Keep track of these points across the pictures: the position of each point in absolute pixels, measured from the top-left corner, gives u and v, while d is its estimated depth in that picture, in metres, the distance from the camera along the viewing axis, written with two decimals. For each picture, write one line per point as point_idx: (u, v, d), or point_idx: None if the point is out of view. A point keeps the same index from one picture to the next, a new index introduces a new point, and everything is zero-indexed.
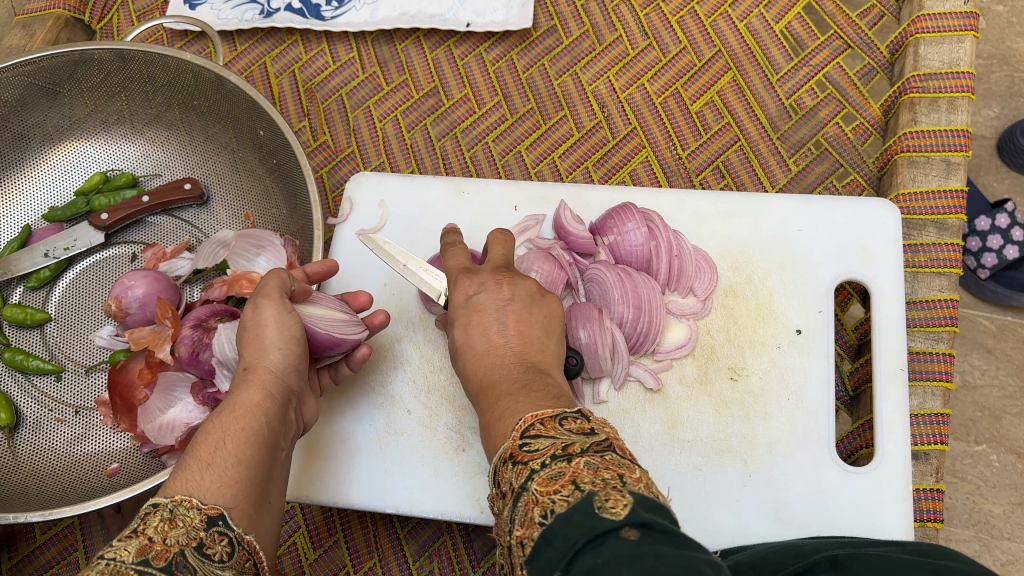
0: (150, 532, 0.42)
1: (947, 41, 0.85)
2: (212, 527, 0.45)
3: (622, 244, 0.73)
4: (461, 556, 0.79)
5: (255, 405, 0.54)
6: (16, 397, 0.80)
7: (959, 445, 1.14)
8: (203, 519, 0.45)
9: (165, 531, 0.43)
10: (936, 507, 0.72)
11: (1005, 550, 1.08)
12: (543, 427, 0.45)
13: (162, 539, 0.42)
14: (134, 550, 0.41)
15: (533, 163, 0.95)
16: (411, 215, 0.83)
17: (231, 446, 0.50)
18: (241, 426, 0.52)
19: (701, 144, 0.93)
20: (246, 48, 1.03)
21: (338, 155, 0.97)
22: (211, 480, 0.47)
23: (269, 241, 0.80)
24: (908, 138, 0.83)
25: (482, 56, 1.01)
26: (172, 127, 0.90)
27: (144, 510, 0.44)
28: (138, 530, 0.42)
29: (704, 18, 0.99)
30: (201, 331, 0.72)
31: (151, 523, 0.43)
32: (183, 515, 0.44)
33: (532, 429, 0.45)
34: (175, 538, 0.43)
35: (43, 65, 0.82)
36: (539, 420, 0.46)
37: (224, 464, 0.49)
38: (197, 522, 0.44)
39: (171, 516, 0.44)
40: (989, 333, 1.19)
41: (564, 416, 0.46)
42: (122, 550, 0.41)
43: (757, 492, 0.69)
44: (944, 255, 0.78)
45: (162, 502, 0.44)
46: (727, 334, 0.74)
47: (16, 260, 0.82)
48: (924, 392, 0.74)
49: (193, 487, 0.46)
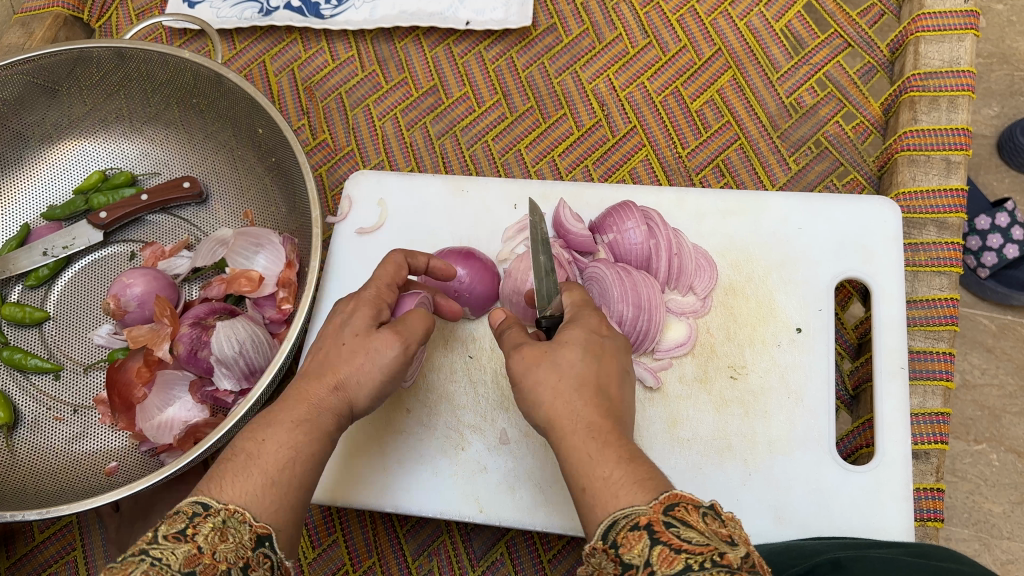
0: (199, 539, 0.43)
1: (947, 40, 0.84)
2: (260, 547, 0.45)
3: (621, 242, 0.73)
4: (461, 555, 0.79)
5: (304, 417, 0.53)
6: (14, 396, 0.80)
7: (959, 444, 1.14)
8: (253, 537, 0.45)
9: (215, 542, 0.43)
10: (935, 506, 0.71)
11: (1005, 548, 1.08)
12: (685, 514, 0.42)
13: (211, 551, 0.42)
14: (181, 558, 0.41)
15: (532, 161, 0.95)
16: (411, 214, 0.83)
17: (291, 466, 0.50)
18: (300, 442, 0.51)
19: (701, 143, 0.93)
20: (245, 46, 1.03)
21: (337, 153, 0.97)
22: (270, 498, 0.47)
23: (269, 239, 0.80)
24: (908, 137, 0.82)
25: (482, 55, 1.00)
26: (171, 126, 0.90)
27: (196, 513, 0.44)
28: (188, 533, 0.43)
29: (705, 17, 0.99)
30: (199, 330, 0.75)
31: (203, 529, 0.43)
32: (234, 529, 0.44)
33: (675, 510, 0.42)
34: (223, 550, 0.43)
35: (42, 63, 0.82)
36: (680, 501, 0.42)
37: (280, 485, 0.48)
38: (246, 539, 0.44)
39: (222, 526, 0.44)
40: (989, 332, 1.19)
41: (705, 509, 0.43)
42: (169, 551, 0.42)
43: (757, 491, 0.69)
44: (943, 254, 0.78)
45: (216, 509, 0.45)
46: (727, 333, 0.74)
47: (15, 259, 0.82)
48: (924, 391, 0.74)
49: (251, 501, 0.46)
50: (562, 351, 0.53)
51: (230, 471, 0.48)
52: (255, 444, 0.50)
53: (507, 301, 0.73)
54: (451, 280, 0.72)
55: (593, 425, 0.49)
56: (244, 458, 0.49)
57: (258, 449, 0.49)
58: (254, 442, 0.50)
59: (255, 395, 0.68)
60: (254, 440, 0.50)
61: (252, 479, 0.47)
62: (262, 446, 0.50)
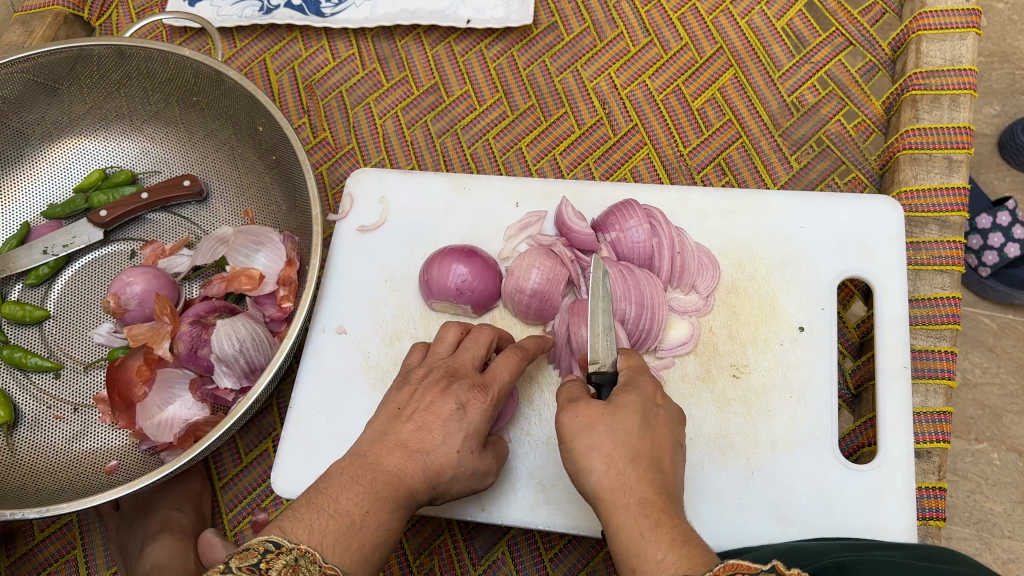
0: (275, 575, 0.44)
1: (949, 38, 0.84)
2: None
3: (624, 240, 0.72)
4: (462, 554, 0.79)
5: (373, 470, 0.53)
6: (14, 395, 0.80)
7: (960, 444, 1.14)
8: None
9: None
10: (938, 505, 0.71)
11: (1005, 548, 1.08)
12: None
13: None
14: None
15: (533, 160, 0.95)
16: (412, 212, 0.83)
17: (382, 543, 0.51)
18: (393, 520, 0.52)
19: (702, 141, 0.93)
20: (245, 44, 1.03)
21: (338, 151, 0.97)
22: (344, 550, 0.48)
23: (269, 238, 0.80)
24: (911, 135, 0.82)
25: (483, 53, 1.00)
26: (172, 124, 0.89)
27: (268, 548, 0.46)
28: (265, 569, 0.44)
29: (706, 15, 0.99)
30: (200, 327, 0.75)
31: (275, 564, 0.45)
32: (305, 567, 0.46)
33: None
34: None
35: (42, 61, 0.81)
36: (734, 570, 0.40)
37: (368, 561, 0.49)
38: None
39: (294, 566, 0.46)
40: (990, 331, 1.19)
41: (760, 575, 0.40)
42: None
43: (760, 490, 0.69)
44: (946, 252, 0.77)
45: (288, 547, 0.46)
46: (729, 331, 0.74)
47: (15, 257, 0.82)
48: (926, 389, 0.74)
49: (326, 550, 0.47)
50: (619, 415, 0.51)
51: (329, 528, 0.48)
52: (358, 510, 0.50)
53: (509, 299, 0.73)
54: (452, 278, 0.72)
55: (647, 501, 0.46)
56: (346, 525, 0.49)
57: (362, 519, 0.50)
58: (357, 507, 0.50)
59: (255, 393, 0.68)
60: (359, 505, 0.50)
61: (350, 552, 0.48)
62: (365, 516, 0.50)
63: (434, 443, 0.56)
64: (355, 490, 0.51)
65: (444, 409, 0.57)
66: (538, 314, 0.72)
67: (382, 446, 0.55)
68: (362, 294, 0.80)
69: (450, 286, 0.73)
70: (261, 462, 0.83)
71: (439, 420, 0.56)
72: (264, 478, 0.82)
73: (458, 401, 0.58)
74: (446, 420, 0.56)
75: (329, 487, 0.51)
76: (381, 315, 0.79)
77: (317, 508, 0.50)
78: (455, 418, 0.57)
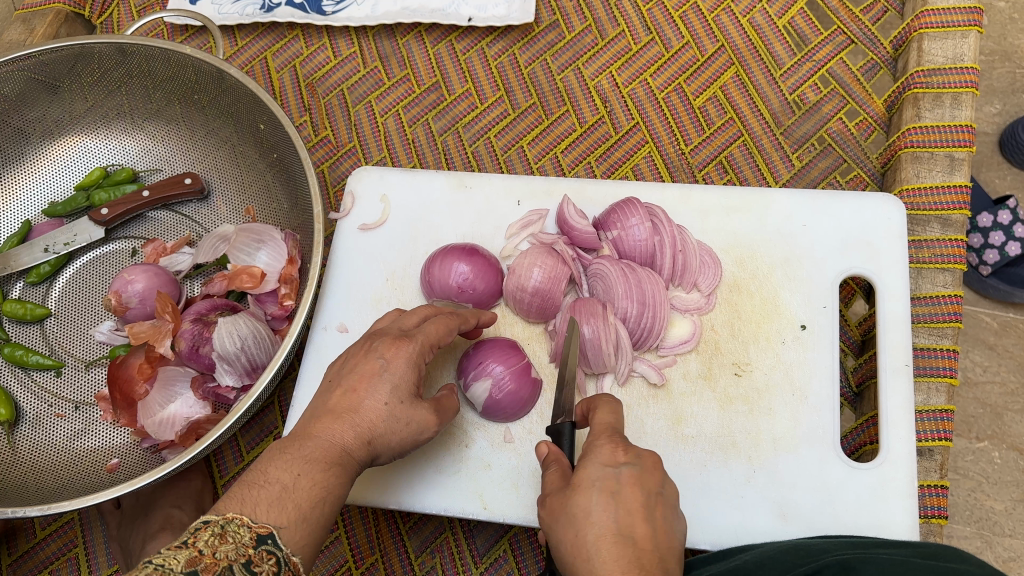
0: (201, 545, 0.44)
1: (951, 36, 0.84)
2: (261, 545, 0.47)
3: (626, 238, 0.72)
4: (462, 551, 0.79)
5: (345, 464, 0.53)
6: (16, 393, 0.80)
7: (961, 442, 1.14)
8: (253, 536, 0.47)
9: (216, 545, 0.45)
10: (940, 503, 0.71)
11: (1007, 546, 1.08)
12: None
13: (212, 553, 0.44)
14: (183, 560, 0.43)
15: (534, 158, 0.95)
16: (413, 211, 0.83)
17: (321, 502, 0.51)
18: (329, 478, 0.52)
19: (703, 139, 0.93)
20: (246, 43, 1.03)
21: (339, 149, 0.97)
22: (267, 507, 0.49)
23: (270, 236, 0.80)
24: (913, 133, 0.82)
25: (484, 51, 1.00)
26: (173, 122, 0.89)
27: (194, 526, 0.45)
28: (190, 542, 0.44)
29: (707, 14, 0.99)
30: (201, 325, 0.75)
31: (201, 536, 0.45)
32: (233, 531, 0.46)
33: None
34: (225, 553, 0.45)
35: (43, 59, 0.81)
36: None
37: (308, 519, 0.50)
38: (246, 539, 0.46)
39: (222, 532, 0.46)
40: (991, 330, 1.19)
41: None
42: (172, 559, 0.43)
43: (762, 488, 0.69)
44: (948, 251, 0.77)
45: (212, 519, 0.46)
46: (731, 329, 0.74)
47: (15, 256, 0.82)
48: (929, 387, 0.74)
49: (247, 509, 0.48)
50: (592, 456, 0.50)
51: (261, 497, 0.49)
52: (289, 475, 0.51)
53: (509, 298, 0.73)
54: (455, 276, 0.72)
55: None
56: (277, 491, 0.50)
57: (294, 481, 0.51)
58: (288, 473, 0.51)
59: (257, 391, 0.68)
60: (289, 470, 0.51)
61: (286, 513, 0.49)
62: (297, 479, 0.51)
63: (365, 403, 0.57)
64: (283, 459, 0.52)
65: (371, 366, 0.58)
66: (539, 313, 0.73)
67: (312, 417, 0.56)
68: (364, 293, 0.80)
69: (452, 284, 0.72)
70: None
71: (365, 378, 0.57)
72: None
73: (381, 356, 0.59)
74: (372, 377, 0.57)
75: (259, 462, 0.52)
76: (382, 312, 0.79)
77: (247, 483, 0.50)
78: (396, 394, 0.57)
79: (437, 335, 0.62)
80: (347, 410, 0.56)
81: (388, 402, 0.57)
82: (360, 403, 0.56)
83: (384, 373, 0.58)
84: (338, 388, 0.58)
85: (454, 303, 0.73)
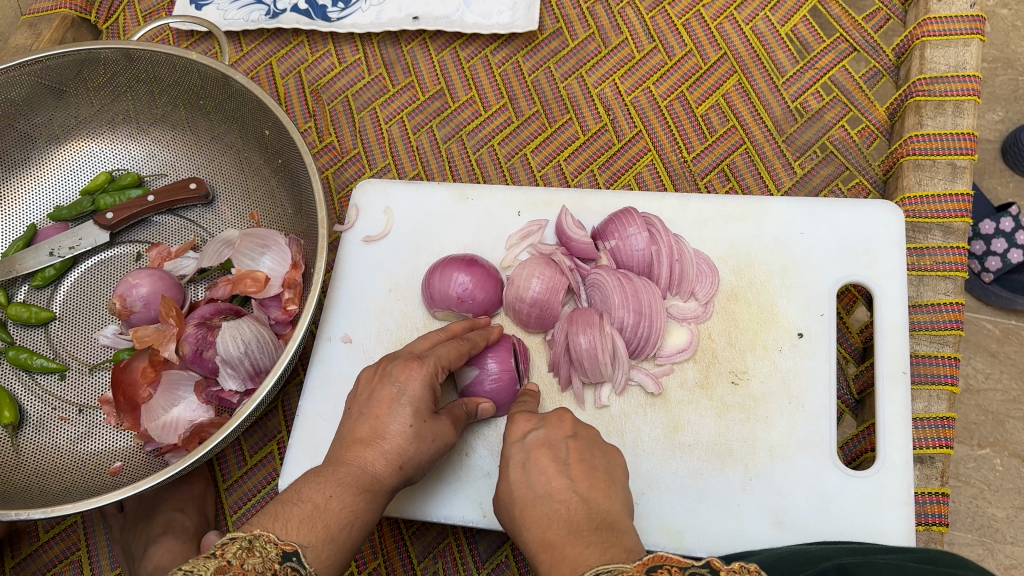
0: (229, 556, 0.45)
1: (953, 45, 0.85)
2: (286, 561, 0.47)
3: (624, 248, 0.73)
4: (466, 556, 0.78)
5: (352, 475, 0.55)
6: (20, 397, 0.80)
7: (962, 449, 1.14)
8: (279, 552, 0.48)
9: (244, 557, 0.46)
10: (941, 511, 0.71)
11: (1009, 553, 1.08)
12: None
13: (240, 564, 0.45)
14: (212, 568, 0.44)
15: (538, 166, 0.95)
16: (415, 222, 0.83)
17: (350, 524, 0.53)
18: (358, 502, 0.54)
19: (706, 147, 0.93)
20: (251, 48, 1.04)
21: (344, 156, 0.97)
22: (296, 526, 0.50)
23: (275, 241, 0.80)
24: (914, 142, 0.83)
25: (488, 58, 1.01)
26: (177, 127, 0.90)
27: (222, 540, 0.46)
28: (219, 553, 0.45)
29: (710, 21, 0.99)
30: (205, 329, 0.76)
31: (230, 549, 0.46)
32: (261, 547, 0.47)
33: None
34: (251, 565, 0.46)
35: (49, 64, 0.82)
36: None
37: (335, 540, 0.51)
38: (272, 555, 0.47)
39: (249, 547, 0.47)
40: (993, 337, 1.19)
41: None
42: (200, 565, 0.44)
43: (758, 499, 0.69)
44: (948, 259, 0.78)
45: (240, 535, 0.47)
46: (728, 338, 0.74)
47: (21, 260, 0.83)
48: (929, 395, 0.74)
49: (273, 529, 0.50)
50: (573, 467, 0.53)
51: (293, 514, 0.51)
52: (321, 496, 0.53)
53: (509, 307, 0.73)
54: (455, 286, 0.73)
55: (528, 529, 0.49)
56: (310, 510, 0.52)
57: (325, 502, 0.52)
58: (320, 494, 0.53)
59: (259, 396, 0.67)
60: (321, 491, 0.53)
61: (315, 532, 0.51)
62: (328, 501, 0.53)
63: (386, 426, 0.57)
64: (316, 483, 0.54)
65: (387, 392, 0.59)
66: (539, 323, 0.73)
67: (341, 445, 0.57)
68: (367, 303, 0.80)
69: (453, 294, 0.73)
70: (266, 464, 0.83)
71: (384, 404, 0.58)
72: (269, 479, 0.82)
73: (398, 384, 0.59)
74: (390, 403, 0.58)
75: (294, 483, 0.54)
76: (385, 322, 0.79)
77: (283, 501, 0.53)
78: (397, 398, 0.58)
79: (450, 357, 0.63)
80: (373, 437, 0.57)
81: (413, 424, 0.58)
82: (385, 429, 0.57)
83: (401, 398, 0.58)
84: (360, 416, 0.59)
85: (455, 313, 0.74)
